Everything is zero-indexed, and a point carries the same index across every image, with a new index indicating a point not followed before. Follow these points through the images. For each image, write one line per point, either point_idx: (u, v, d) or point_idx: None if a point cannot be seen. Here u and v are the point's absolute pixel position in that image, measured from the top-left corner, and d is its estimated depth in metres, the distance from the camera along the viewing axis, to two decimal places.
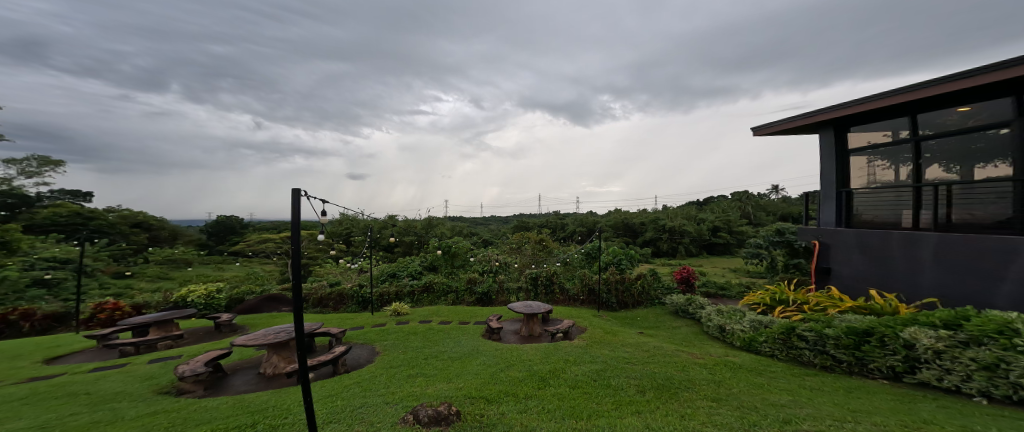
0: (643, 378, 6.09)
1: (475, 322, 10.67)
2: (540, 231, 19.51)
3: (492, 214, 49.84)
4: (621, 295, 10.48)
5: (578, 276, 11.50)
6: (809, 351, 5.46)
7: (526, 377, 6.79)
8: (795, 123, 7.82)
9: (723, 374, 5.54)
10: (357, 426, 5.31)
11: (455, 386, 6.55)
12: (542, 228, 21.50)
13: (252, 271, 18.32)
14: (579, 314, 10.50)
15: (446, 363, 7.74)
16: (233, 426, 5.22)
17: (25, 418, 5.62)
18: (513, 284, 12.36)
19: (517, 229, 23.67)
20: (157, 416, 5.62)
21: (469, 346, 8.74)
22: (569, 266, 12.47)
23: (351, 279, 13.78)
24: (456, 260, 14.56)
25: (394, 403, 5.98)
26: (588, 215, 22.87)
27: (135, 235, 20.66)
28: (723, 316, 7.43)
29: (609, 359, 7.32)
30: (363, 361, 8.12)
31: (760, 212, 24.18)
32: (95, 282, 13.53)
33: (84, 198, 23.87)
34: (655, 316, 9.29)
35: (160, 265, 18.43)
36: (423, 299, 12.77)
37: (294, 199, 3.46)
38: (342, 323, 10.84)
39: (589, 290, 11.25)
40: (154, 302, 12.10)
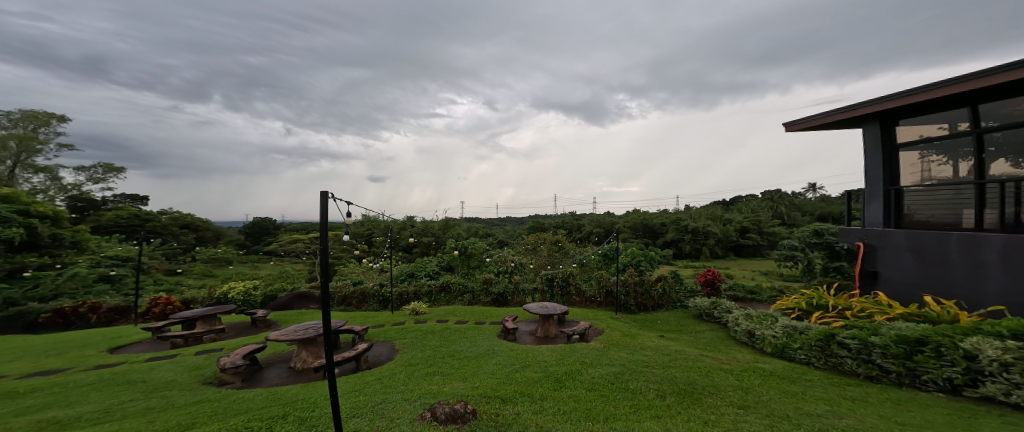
0: (664, 382, 5.92)
1: (490, 322, 10.63)
2: (557, 231, 19.38)
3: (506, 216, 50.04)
4: (641, 298, 10.26)
5: (595, 277, 11.32)
6: (852, 359, 5.21)
7: (542, 378, 6.68)
8: (828, 120, 7.61)
9: (752, 381, 5.33)
10: (378, 422, 5.28)
11: (471, 385, 6.48)
12: (558, 229, 21.41)
13: (283, 269, 18.83)
14: (597, 316, 10.36)
15: (462, 362, 7.69)
16: (266, 417, 5.26)
17: (92, 402, 5.81)
18: (529, 285, 12.26)
19: (532, 230, 23.58)
20: (202, 405, 5.72)
21: (485, 346, 8.68)
22: (586, 268, 12.34)
23: (373, 278, 13.93)
24: (473, 260, 14.49)
25: (413, 399, 5.96)
26: (605, 216, 22.62)
27: (184, 235, 21.84)
28: (752, 321, 7.17)
29: (627, 362, 7.15)
30: (384, 358, 8.16)
31: (794, 212, 23.35)
32: (151, 278, 14.31)
33: (139, 200, 25.32)
34: (677, 320, 9.05)
35: (206, 264, 19.18)
36: (440, 299, 12.80)
37: (325, 200, 3.45)
38: (364, 321, 10.95)
39: (606, 292, 11.03)
40: (199, 298, 12.56)
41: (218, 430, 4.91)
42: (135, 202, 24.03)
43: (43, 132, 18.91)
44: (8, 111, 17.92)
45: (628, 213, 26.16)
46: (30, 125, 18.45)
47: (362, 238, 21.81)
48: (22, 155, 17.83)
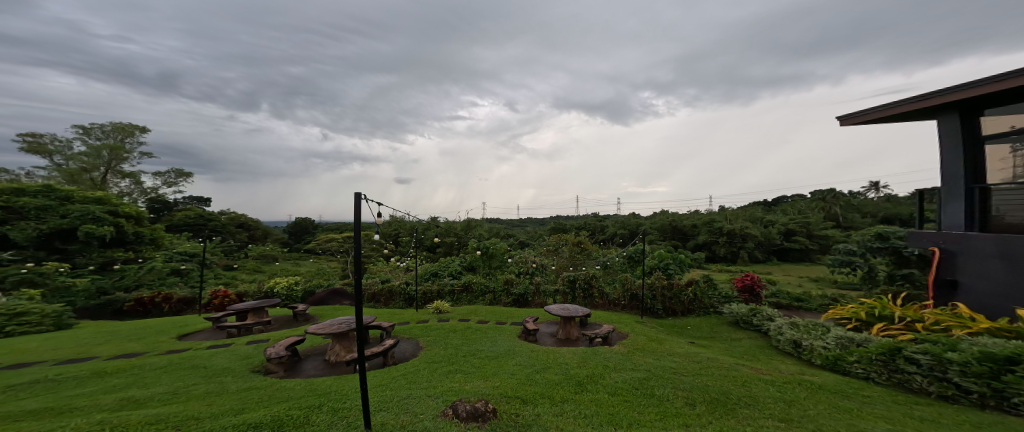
0: (694, 391, 5.66)
1: (512, 322, 10.55)
2: (581, 233, 19.21)
3: (528, 218, 49.92)
4: (670, 302, 9.92)
5: (619, 280, 11.03)
6: (921, 376, 4.84)
7: (563, 380, 6.52)
8: (919, 105, 6.86)
9: (797, 394, 5.01)
10: (403, 416, 5.25)
11: (491, 385, 6.37)
12: (580, 231, 21.10)
13: (320, 266, 19.39)
14: (620, 320, 10.10)
15: (483, 362, 7.59)
16: (303, 407, 5.39)
17: (164, 384, 6.24)
18: (550, 287, 12.08)
19: (554, 231, 23.41)
20: (251, 391, 5.94)
21: (506, 346, 8.58)
22: (610, 270, 12.05)
23: (399, 276, 14.09)
24: (494, 261, 14.44)
25: (436, 396, 5.91)
26: (630, 217, 22.06)
27: (238, 234, 23.90)
28: (799, 331, 6.79)
29: (653, 368, 6.89)
30: (409, 355, 8.16)
31: (853, 215, 22.14)
32: (212, 272, 15.47)
33: (199, 201, 27.97)
34: (710, 326, 8.70)
35: (256, 260, 20.26)
36: (462, 299, 12.78)
37: (359, 202, 3.64)
38: (392, 317, 11.08)
39: (631, 296, 10.69)
40: (251, 290, 13.27)
41: (261, 417, 5.08)
42: (195, 204, 26.74)
43: (127, 142, 21.44)
44: (103, 125, 20.43)
45: (655, 214, 25.54)
46: (119, 137, 20.99)
47: (389, 238, 22.18)
48: (112, 162, 20.39)
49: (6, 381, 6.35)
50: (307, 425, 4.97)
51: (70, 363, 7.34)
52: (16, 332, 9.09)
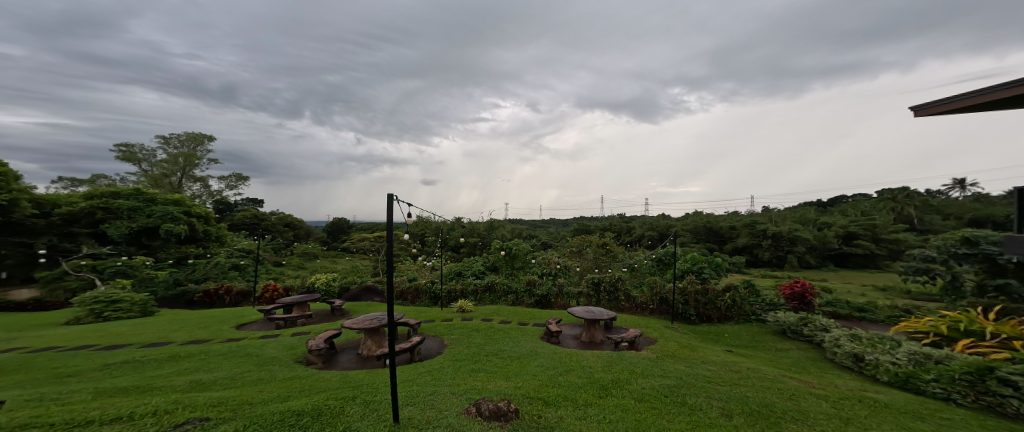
0: (731, 402, 5.32)
1: (533, 324, 10.32)
2: (607, 234, 18.84)
3: (555, 221, 49.34)
4: (703, 308, 9.46)
5: (647, 283, 10.64)
6: (1017, 399, 4.37)
7: (587, 384, 6.29)
8: (1018, 90, 5.04)
9: (855, 412, 4.66)
10: (428, 411, 5.21)
11: (514, 385, 6.24)
12: (605, 232, 20.70)
13: (354, 264, 19.92)
14: (648, 324, 9.76)
15: (505, 362, 7.45)
16: (338, 397, 5.59)
17: (224, 369, 6.82)
18: (573, 289, 11.85)
19: (577, 232, 23.10)
20: (293, 381, 6.30)
21: (529, 347, 8.41)
22: (637, 273, 11.64)
23: (426, 275, 14.14)
24: (517, 262, 14.28)
25: (460, 393, 5.83)
26: (658, 219, 21.23)
27: (285, 233, 25.31)
28: (861, 344, 6.35)
29: (685, 376, 6.56)
30: (433, 352, 8.15)
31: (933, 217, 20.03)
32: (264, 268, 16.64)
33: (255, 203, 29.92)
34: (751, 335, 8.25)
35: (301, 257, 21.09)
36: (484, 298, 12.72)
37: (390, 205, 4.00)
38: (417, 315, 11.14)
39: (660, 300, 10.29)
40: (297, 285, 14.00)
41: (303, 405, 5.29)
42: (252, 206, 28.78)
43: (200, 149, 23.21)
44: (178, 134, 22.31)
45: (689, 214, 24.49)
46: (192, 145, 22.79)
47: (416, 238, 22.42)
48: (187, 168, 22.41)
49: (102, 361, 7.17)
50: (343, 415, 5.11)
51: (147, 347, 8.12)
52: (110, 317, 10.65)
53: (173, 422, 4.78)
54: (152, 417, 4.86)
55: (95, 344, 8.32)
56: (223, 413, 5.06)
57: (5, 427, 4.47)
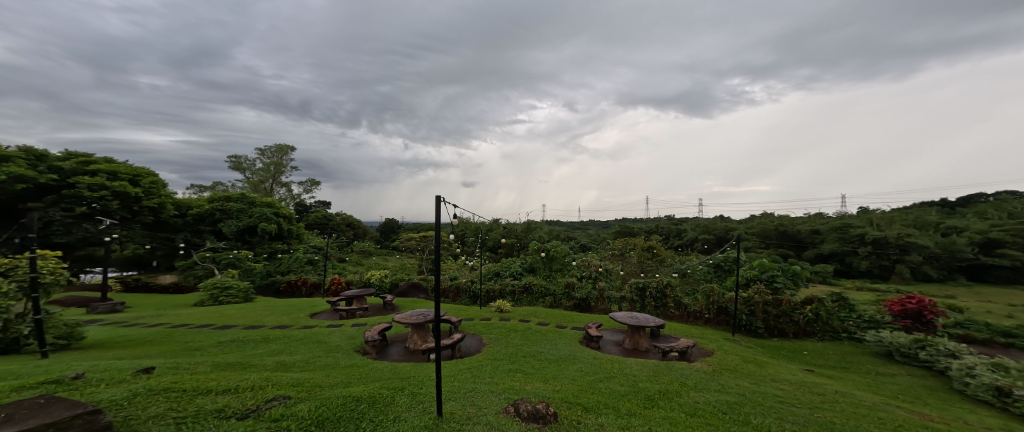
0: (812, 426, 4.69)
1: (572, 327, 9.88)
2: (652, 237, 17.88)
3: (596, 224, 47.75)
4: (774, 321, 8.57)
5: (702, 291, 9.87)
6: None
7: (630, 393, 5.81)
8: None
9: None
10: (469, 408, 5.07)
11: (552, 388, 5.90)
12: (653, 235, 19.80)
13: (403, 261, 20.37)
14: (703, 334, 9.06)
15: (543, 364, 7.08)
16: (388, 387, 5.54)
17: (299, 353, 7.20)
18: (615, 293, 11.35)
19: (619, 234, 22.28)
20: (353, 368, 6.43)
21: (568, 350, 8.00)
22: (689, 280, 10.73)
23: (465, 274, 14.06)
24: (555, 264, 13.78)
25: (498, 392, 5.61)
26: (714, 221, 19.62)
27: (347, 230, 26.71)
28: (1009, 375, 5.39)
29: (749, 393, 5.87)
30: (473, 350, 7.97)
31: None
32: (332, 263, 17.57)
33: (324, 204, 31.90)
34: (840, 355, 7.35)
35: (360, 254, 21.86)
36: (522, 299, 12.49)
37: (440, 206, 4.18)
38: (456, 312, 11.09)
39: (717, 309, 9.49)
40: (356, 278, 14.59)
41: (362, 391, 5.31)
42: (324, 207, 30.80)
43: (287, 159, 24.86)
44: (267, 146, 24.12)
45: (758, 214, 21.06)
46: (280, 155, 24.51)
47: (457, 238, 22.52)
48: (278, 175, 24.41)
49: (217, 338, 8.05)
50: (393, 404, 5.04)
51: (245, 329, 8.84)
52: (223, 301, 12.00)
53: (263, 398, 4.94)
54: (250, 391, 5.09)
55: (212, 323, 9.31)
56: (301, 393, 5.17)
57: (155, 389, 4.88)
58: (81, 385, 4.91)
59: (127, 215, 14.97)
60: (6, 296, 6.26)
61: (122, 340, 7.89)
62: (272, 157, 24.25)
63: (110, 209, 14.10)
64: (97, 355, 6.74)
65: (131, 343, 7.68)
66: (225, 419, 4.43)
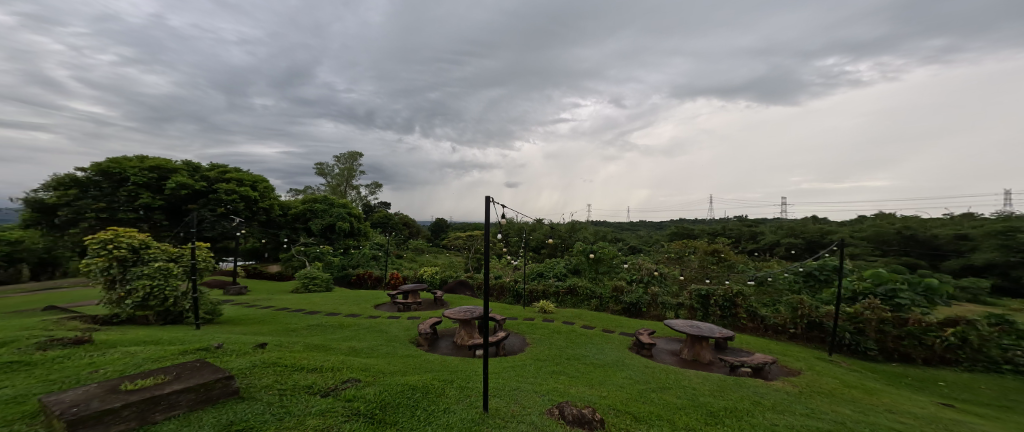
0: None
1: (620, 332, 9.15)
2: (719, 240, 16.46)
3: (644, 224, 45.52)
4: (893, 343, 7.35)
5: (786, 300, 8.80)
6: None
7: (689, 407, 5.15)
8: None
9: None
10: (513, 406, 4.67)
11: (598, 393, 5.36)
12: (720, 237, 18.50)
13: (451, 260, 20.47)
14: (783, 350, 8.05)
15: (588, 368, 6.49)
16: (438, 379, 5.27)
17: (366, 340, 7.25)
18: (671, 300, 10.35)
19: (676, 235, 20.90)
20: (407, 358, 6.28)
21: (614, 356, 7.27)
22: (768, 289, 9.62)
23: (509, 274, 13.74)
24: (602, 266, 12.78)
25: (542, 393, 5.15)
26: (793, 222, 17.81)
27: (402, 228, 27.53)
28: None
29: (848, 422, 4.97)
30: (515, 349, 7.54)
31: None
32: (396, 260, 17.91)
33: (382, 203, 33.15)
34: (996, 391, 6.03)
35: (415, 251, 22.32)
36: (566, 301, 11.96)
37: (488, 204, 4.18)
38: (502, 311, 10.80)
39: (811, 325, 8.37)
40: (410, 274, 14.79)
41: (417, 381, 5.07)
42: (382, 206, 32.04)
43: (358, 165, 26.16)
44: (341, 154, 25.50)
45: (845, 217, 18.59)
46: (351, 162, 25.74)
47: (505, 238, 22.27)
48: (350, 180, 25.71)
49: (308, 321, 8.38)
50: (443, 395, 4.76)
51: (327, 315, 9.15)
52: (312, 289, 12.70)
53: (338, 378, 4.86)
54: (331, 371, 5.06)
55: (304, 309, 9.73)
56: (368, 377, 5.04)
57: (268, 362, 5.08)
58: (221, 353, 5.29)
59: (248, 215, 17.56)
60: (176, 276, 7.41)
61: (245, 317, 8.57)
62: (346, 163, 25.67)
63: (238, 210, 16.96)
64: (230, 329, 7.37)
65: (253, 320, 8.33)
66: (310, 395, 4.42)
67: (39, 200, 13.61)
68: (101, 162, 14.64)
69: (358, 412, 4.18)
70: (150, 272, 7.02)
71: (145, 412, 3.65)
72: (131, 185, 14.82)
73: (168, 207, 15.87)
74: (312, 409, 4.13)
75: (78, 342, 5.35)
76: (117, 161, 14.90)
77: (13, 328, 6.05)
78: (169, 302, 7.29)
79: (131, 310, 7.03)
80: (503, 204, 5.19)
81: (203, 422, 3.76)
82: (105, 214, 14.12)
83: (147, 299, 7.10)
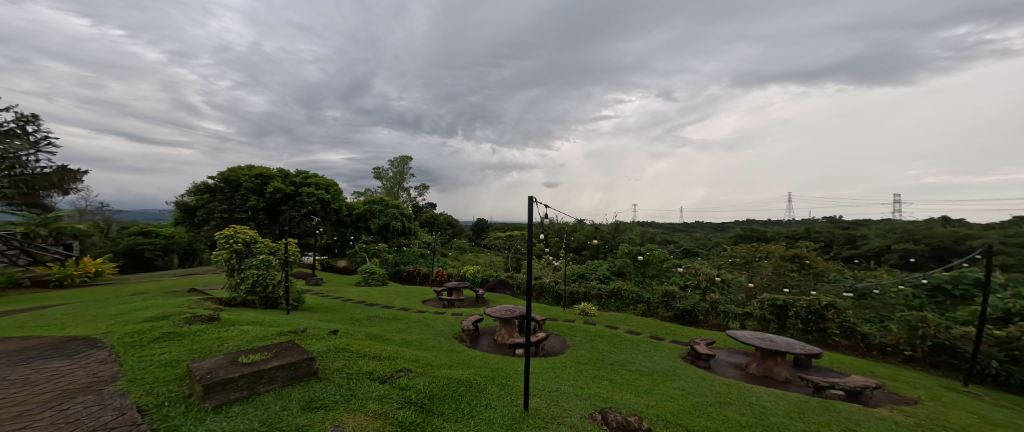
0: None
1: (671, 340, 8.51)
2: (800, 243, 14.42)
3: (702, 226, 42.28)
4: None
5: (901, 317, 7.52)
6: None
7: (756, 426, 4.67)
8: None
9: None
10: (553, 407, 4.56)
11: (646, 402, 5.04)
12: (809, 241, 16.44)
13: (489, 259, 20.69)
14: (886, 374, 6.90)
15: (634, 375, 6.10)
16: (482, 375, 5.30)
17: (417, 333, 7.60)
18: (736, 309, 9.43)
19: (749, 238, 19.02)
20: (453, 353, 6.44)
21: (663, 365, 6.77)
22: (871, 304, 8.34)
23: (549, 274, 13.47)
24: (650, 269, 11.95)
25: (584, 397, 4.97)
26: (902, 225, 15.26)
27: (446, 227, 28.70)
28: None
29: None
30: (556, 350, 7.37)
31: None
32: (439, 258, 18.50)
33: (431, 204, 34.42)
34: None
35: (458, 250, 23.01)
36: (609, 305, 11.45)
37: (532, 208, 4.37)
38: (542, 311, 10.65)
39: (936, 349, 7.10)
40: (454, 271, 15.19)
41: (460, 375, 5.14)
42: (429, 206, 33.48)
43: (408, 168, 27.63)
44: (393, 159, 27.11)
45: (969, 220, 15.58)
46: (403, 166, 27.25)
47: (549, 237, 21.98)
48: (401, 183, 27.22)
49: (366, 312, 9.03)
50: (484, 391, 4.79)
51: (383, 308, 9.75)
52: (368, 281, 13.65)
53: (392, 367, 5.11)
54: (386, 360, 5.33)
55: (364, 301, 10.50)
56: (418, 368, 5.23)
57: (338, 347, 5.53)
58: (306, 337, 5.89)
59: (324, 215, 19.20)
60: (275, 267, 8.38)
61: (320, 305, 9.46)
62: (398, 167, 27.22)
63: (315, 210, 18.67)
64: (309, 315, 8.20)
65: (327, 309, 9.19)
66: (371, 381, 4.71)
67: (185, 203, 17.08)
68: (224, 172, 17.46)
69: (409, 400, 4.35)
70: (257, 263, 8.06)
71: (253, 384, 4.18)
72: (244, 189, 17.31)
73: (266, 208, 17.90)
74: (372, 394, 4.39)
75: (211, 319, 6.31)
76: (234, 170, 17.77)
77: (167, 305, 7.30)
78: (270, 289, 8.21)
79: (243, 294, 8.11)
80: (546, 204, 5.18)
81: (290, 396, 4.18)
82: (227, 214, 16.68)
83: (256, 286, 8.11)
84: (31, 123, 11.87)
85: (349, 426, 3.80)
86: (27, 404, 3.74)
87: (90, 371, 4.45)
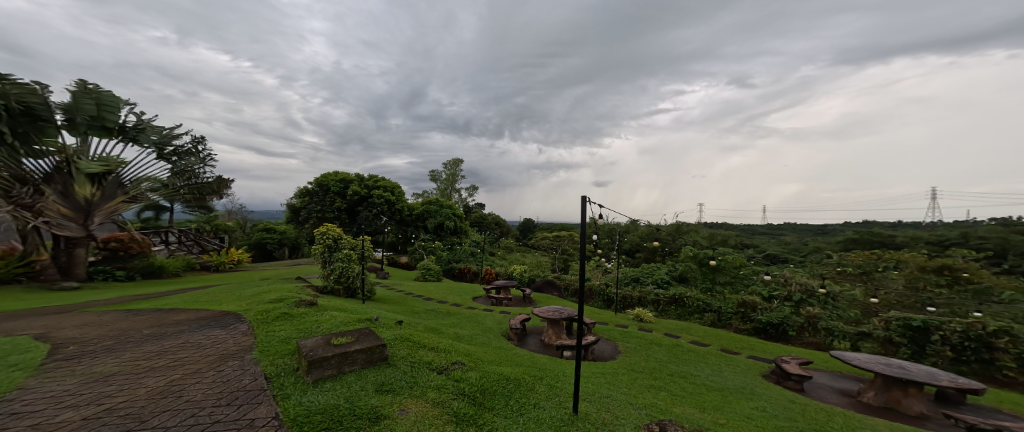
0: None
1: (747, 355, 7.82)
2: (952, 253, 11.75)
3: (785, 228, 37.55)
4: None
5: None
6: None
7: None
8: None
9: None
10: (603, 414, 4.50)
11: (712, 419, 4.72)
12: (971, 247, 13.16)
13: (535, 259, 20.66)
14: None
15: (695, 389, 5.72)
16: (533, 375, 5.37)
17: (468, 329, 7.92)
18: (844, 328, 8.36)
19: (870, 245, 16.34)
20: (501, 351, 6.61)
21: (734, 380, 6.27)
22: None
23: (599, 276, 13.05)
24: (721, 276, 11.10)
25: (638, 406, 4.81)
26: None
27: (495, 227, 29.42)
28: None
29: None
30: (607, 355, 7.22)
31: None
32: (487, 257, 18.94)
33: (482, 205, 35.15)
34: None
35: (508, 250, 23.35)
36: (669, 311, 10.84)
37: (587, 208, 4.45)
38: (593, 315, 10.41)
39: None
40: (502, 271, 15.45)
41: (509, 372, 5.26)
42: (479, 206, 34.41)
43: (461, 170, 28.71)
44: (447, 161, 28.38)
45: None
46: (455, 168, 28.39)
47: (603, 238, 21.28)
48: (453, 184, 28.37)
49: (422, 306, 9.64)
50: (533, 390, 4.87)
51: (439, 303, 10.28)
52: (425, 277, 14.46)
53: (446, 360, 5.39)
54: (443, 352, 5.66)
55: (423, 295, 11.19)
56: (471, 362, 5.47)
57: (403, 338, 5.99)
58: (380, 325, 6.51)
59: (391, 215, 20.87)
60: (353, 260, 9.34)
61: (385, 297, 10.30)
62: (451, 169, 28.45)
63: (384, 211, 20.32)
64: (380, 306, 8.99)
65: (391, 301, 9.98)
66: (431, 371, 5.05)
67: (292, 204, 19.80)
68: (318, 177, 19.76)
69: (463, 392, 4.59)
70: (343, 256, 9.06)
71: (340, 363, 4.74)
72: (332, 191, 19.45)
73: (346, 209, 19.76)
74: (429, 383, 4.70)
75: (313, 304, 7.24)
76: (326, 176, 20.06)
77: (281, 290, 8.51)
78: (351, 280, 9.15)
79: (332, 284, 9.15)
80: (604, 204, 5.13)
81: (369, 378, 4.68)
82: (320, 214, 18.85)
83: (341, 277, 9.10)
84: (200, 143, 14.58)
85: (412, 411, 4.13)
86: (199, 363, 4.68)
87: (236, 341, 5.41)
